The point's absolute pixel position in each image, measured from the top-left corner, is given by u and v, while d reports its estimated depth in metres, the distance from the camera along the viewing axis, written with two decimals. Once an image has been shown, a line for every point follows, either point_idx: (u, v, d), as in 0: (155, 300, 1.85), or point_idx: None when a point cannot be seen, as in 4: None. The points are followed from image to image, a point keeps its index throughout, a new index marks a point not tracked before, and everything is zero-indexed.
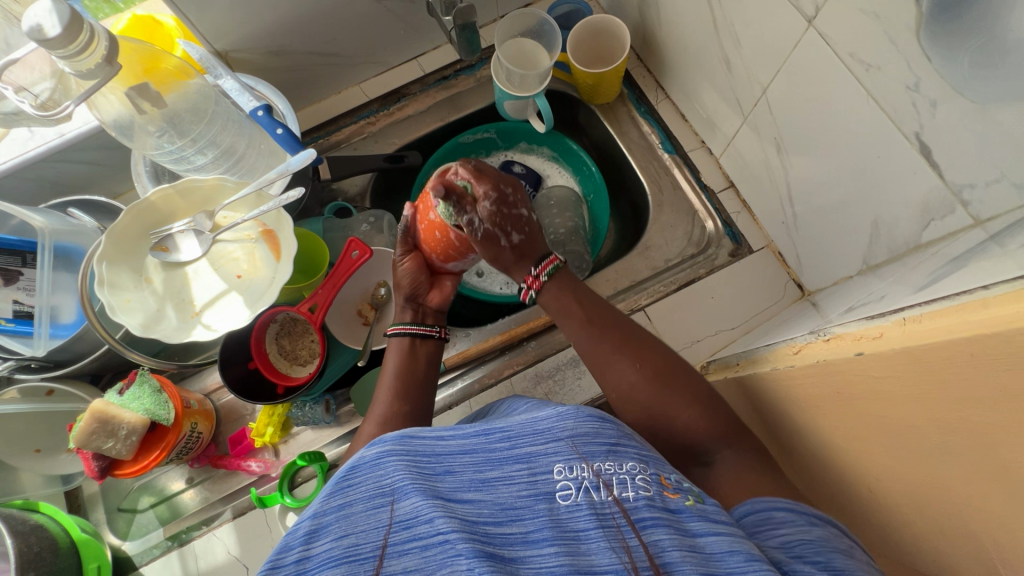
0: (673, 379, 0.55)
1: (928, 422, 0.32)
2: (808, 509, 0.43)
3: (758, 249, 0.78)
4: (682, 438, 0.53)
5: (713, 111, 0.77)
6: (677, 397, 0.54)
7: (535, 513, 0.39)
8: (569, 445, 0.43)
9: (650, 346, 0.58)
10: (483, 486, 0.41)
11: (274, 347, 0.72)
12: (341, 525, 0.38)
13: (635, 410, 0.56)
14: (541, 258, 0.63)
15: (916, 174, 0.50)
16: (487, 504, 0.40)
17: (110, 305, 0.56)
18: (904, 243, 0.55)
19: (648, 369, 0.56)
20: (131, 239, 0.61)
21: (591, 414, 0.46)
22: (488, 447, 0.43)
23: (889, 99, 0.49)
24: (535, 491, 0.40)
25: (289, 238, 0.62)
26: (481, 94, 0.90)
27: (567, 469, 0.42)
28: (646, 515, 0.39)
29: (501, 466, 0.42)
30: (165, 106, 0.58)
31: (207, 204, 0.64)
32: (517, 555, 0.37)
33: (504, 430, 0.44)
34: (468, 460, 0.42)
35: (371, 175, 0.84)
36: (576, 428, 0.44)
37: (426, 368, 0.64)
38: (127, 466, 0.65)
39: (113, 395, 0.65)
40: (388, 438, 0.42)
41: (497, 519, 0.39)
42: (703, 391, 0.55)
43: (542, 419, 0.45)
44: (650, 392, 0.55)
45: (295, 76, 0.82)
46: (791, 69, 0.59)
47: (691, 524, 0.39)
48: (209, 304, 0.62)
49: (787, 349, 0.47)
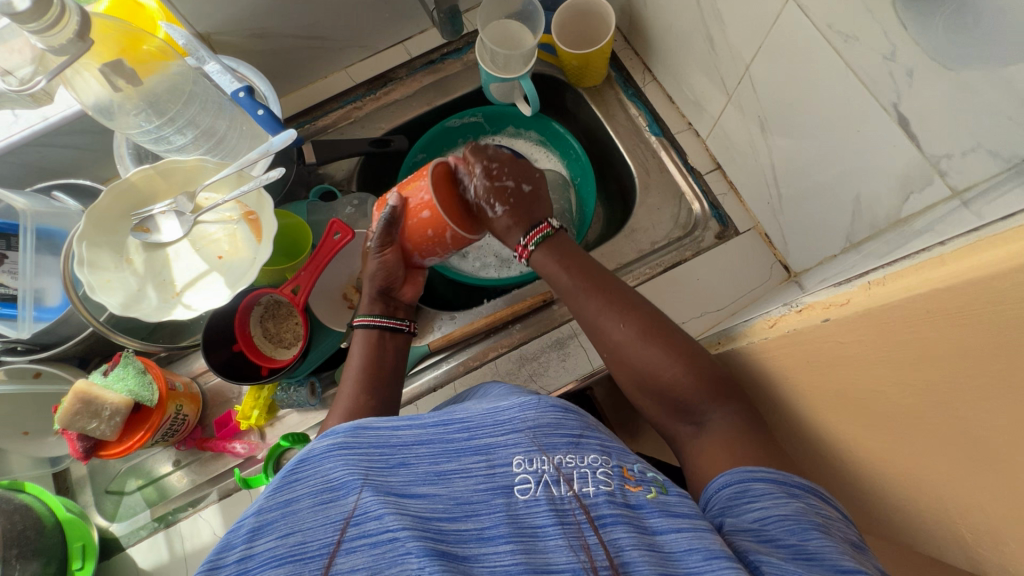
0: (661, 335, 0.54)
1: (892, 385, 0.32)
2: (792, 480, 0.42)
3: (745, 230, 0.77)
4: (672, 398, 0.52)
5: (699, 92, 0.77)
6: (663, 353, 0.53)
7: (491, 509, 0.39)
8: (529, 437, 0.44)
9: (639, 305, 0.58)
10: (438, 480, 0.40)
11: (258, 330, 0.72)
12: (287, 522, 0.37)
13: (626, 370, 0.55)
14: (531, 227, 0.63)
15: (896, 146, 0.49)
16: (443, 499, 0.39)
17: (89, 284, 0.57)
18: (885, 218, 0.54)
19: (638, 327, 0.55)
20: (112, 219, 0.61)
21: (553, 405, 0.47)
22: (445, 438, 0.43)
23: (867, 70, 0.48)
24: (492, 486, 0.40)
25: (269, 219, 0.62)
26: (467, 78, 0.89)
27: (525, 462, 0.42)
28: (606, 513, 0.39)
29: (458, 459, 0.42)
30: (141, 85, 0.58)
31: (187, 184, 0.64)
32: (472, 553, 0.36)
33: (463, 421, 0.44)
34: (424, 452, 0.42)
35: (356, 159, 0.84)
36: (537, 420, 0.45)
37: (393, 361, 0.64)
38: (111, 447, 0.66)
39: (97, 376, 0.65)
40: (341, 430, 0.42)
41: (451, 514, 0.38)
42: (689, 346, 0.54)
43: (501, 411, 0.46)
44: (640, 352, 0.54)
45: (280, 60, 0.81)
46: (772, 45, 0.58)
47: (653, 521, 0.39)
48: (189, 284, 0.62)
49: (762, 323, 0.47)
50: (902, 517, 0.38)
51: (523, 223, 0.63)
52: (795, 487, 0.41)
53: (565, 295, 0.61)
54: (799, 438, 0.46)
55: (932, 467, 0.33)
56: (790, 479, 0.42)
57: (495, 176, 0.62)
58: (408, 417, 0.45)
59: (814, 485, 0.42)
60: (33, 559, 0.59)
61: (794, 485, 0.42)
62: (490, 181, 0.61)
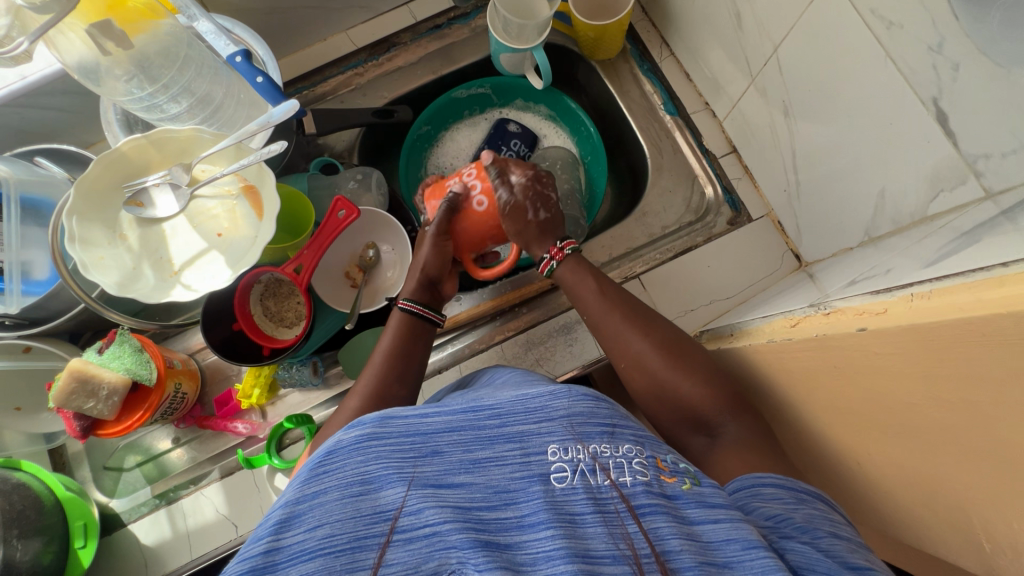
0: (679, 350, 0.58)
1: (924, 395, 0.32)
2: (799, 486, 0.45)
3: (757, 218, 0.76)
4: (689, 410, 0.54)
5: (719, 71, 0.74)
6: (683, 366, 0.56)
7: (529, 496, 0.40)
8: (564, 426, 0.44)
9: (657, 321, 0.61)
10: (473, 467, 0.41)
11: (258, 308, 0.70)
12: (316, 515, 0.37)
13: (644, 382, 0.58)
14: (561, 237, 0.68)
15: (928, 142, 0.47)
16: (480, 488, 0.40)
17: (82, 262, 0.53)
18: (909, 215, 0.52)
19: (656, 342, 0.59)
20: (102, 193, 0.58)
21: (585, 394, 0.47)
22: (478, 425, 0.43)
23: (907, 60, 0.46)
24: (528, 473, 0.41)
25: (270, 195, 0.59)
26: (475, 46, 0.86)
27: (561, 450, 0.43)
28: (644, 502, 0.40)
29: (492, 446, 0.42)
30: (132, 48, 0.53)
31: (183, 156, 0.60)
32: (513, 542, 0.37)
33: (494, 408, 0.45)
34: (456, 440, 0.42)
35: (358, 130, 0.81)
36: (572, 408, 0.46)
37: (417, 352, 0.63)
38: (109, 426, 0.64)
39: (92, 354, 0.63)
40: (368, 421, 0.42)
41: (490, 503, 0.39)
42: (704, 359, 0.57)
43: (532, 398, 0.46)
44: (659, 362, 0.57)
45: (277, 20, 0.76)
46: (805, 26, 0.56)
47: (689, 511, 0.40)
48: (188, 262, 0.59)
49: (784, 320, 0.47)
50: (921, 509, 0.39)
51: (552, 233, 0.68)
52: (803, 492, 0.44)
53: (587, 308, 0.64)
54: (818, 432, 0.47)
55: (964, 481, 0.33)
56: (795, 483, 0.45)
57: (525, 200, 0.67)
58: (435, 404, 0.46)
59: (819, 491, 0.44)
60: (34, 538, 0.58)
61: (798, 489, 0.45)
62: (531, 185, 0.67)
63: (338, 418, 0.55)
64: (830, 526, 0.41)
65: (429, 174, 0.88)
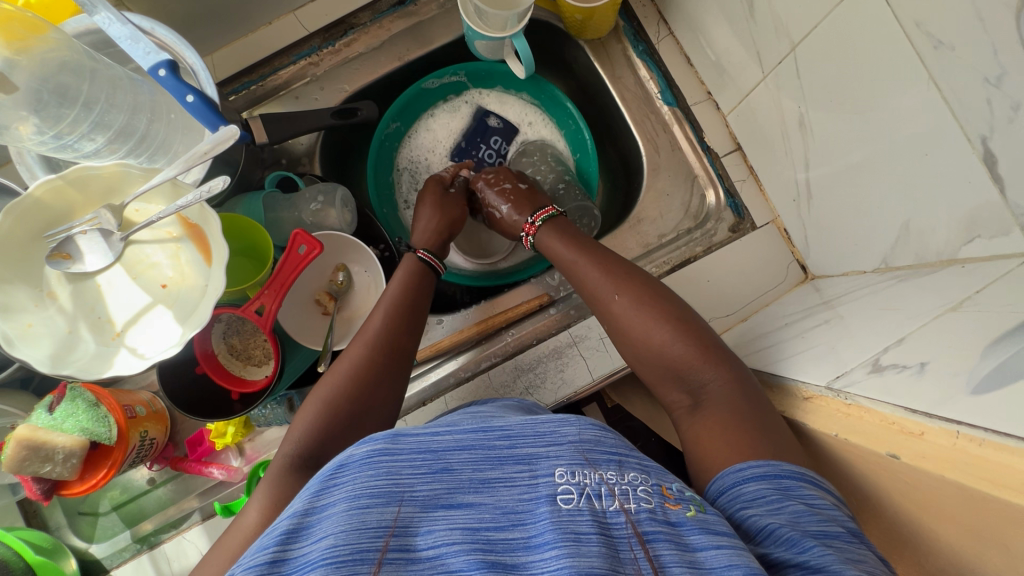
0: (653, 303, 0.56)
1: (984, 519, 0.30)
2: (781, 471, 0.41)
3: (762, 225, 0.68)
4: (669, 363, 0.53)
5: (726, 58, 0.65)
6: (656, 318, 0.55)
7: (536, 517, 0.38)
8: (574, 451, 0.42)
9: (631, 274, 0.59)
10: (482, 488, 0.39)
11: (222, 347, 0.64)
12: (324, 526, 0.35)
13: (624, 336, 0.56)
14: (536, 208, 0.68)
15: (971, 184, 0.41)
16: (489, 508, 0.38)
17: (5, 337, 0.46)
18: (936, 253, 0.47)
19: (632, 295, 0.57)
20: (19, 245, 0.49)
21: (591, 423, 0.45)
22: (488, 445, 0.41)
23: (955, 88, 0.40)
24: (535, 494, 0.39)
25: (217, 239, 0.51)
26: (446, 25, 0.75)
27: (568, 473, 0.40)
28: (650, 528, 0.38)
29: (502, 467, 0.40)
30: (16, 90, 0.45)
31: (110, 193, 0.52)
32: (519, 562, 0.35)
33: (503, 429, 0.43)
34: (467, 459, 0.40)
35: (318, 133, 0.72)
36: (580, 436, 0.43)
37: (420, 298, 0.63)
38: (73, 486, 0.60)
39: (42, 414, 0.58)
40: (379, 437, 0.40)
41: (498, 524, 0.37)
42: (685, 315, 0.55)
43: (542, 422, 0.44)
44: (634, 318, 0.56)
45: (209, 7, 0.65)
46: (834, 27, 0.48)
47: (693, 538, 0.38)
48: (131, 321, 0.53)
49: (797, 393, 0.46)
50: None
51: (529, 206, 0.69)
52: (791, 477, 0.41)
53: (565, 268, 0.63)
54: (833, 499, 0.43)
55: None
56: (780, 468, 0.42)
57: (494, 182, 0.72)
58: (445, 423, 0.44)
59: (804, 472, 0.41)
60: None
61: (784, 475, 0.41)
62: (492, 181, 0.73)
63: (341, 364, 0.56)
64: (822, 524, 0.38)
65: (400, 175, 0.79)
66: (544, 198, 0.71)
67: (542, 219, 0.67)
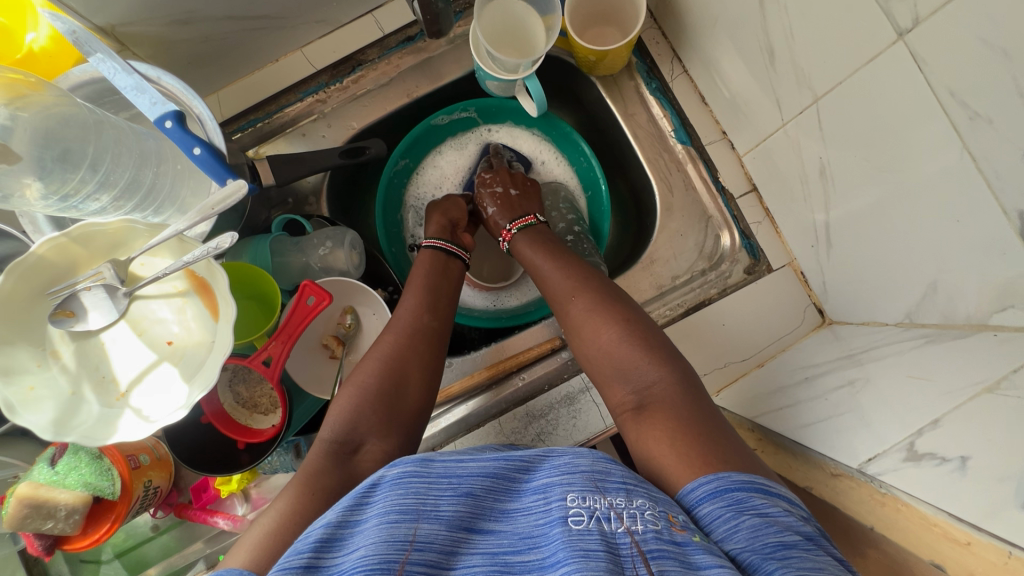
0: (607, 305, 0.56)
1: None
2: (730, 483, 0.39)
3: (779, 267, 0.67)
4: (614, 362, 0.53)
5: (742, 99, 0.63)
6: (605, 321, 0.55)
7: (551, 540, 0.35)
8: (586, 476, 0.39)
9: (598, 279, 0.60)
10: (503, 516, 0.38)
11: (229, 397, 0.63)
12: (362, 537, 0.34)
13: (578, 340, 0.57)
14: (516, 216, 0.69)
15: (1006, 255, 0.40)
16: (507, 534, 0.36)
17: (7, 404, 0.45)
18: (964, 318, 0.45)
19: (581, 299, 0.58)
20: (23, 305, 0.48)
21: (603, 453, 0.42)
22: (509, 476, 0.40)
23: (993, 160, 0.39)
24: (549, 518, 0.36)
25: (226, 298, 0.50)
26: (456, 60, 0.74)
27: (579, 497, 0.37)
28: (654, 547, 0.34)
29: (519, 497, 0.39)
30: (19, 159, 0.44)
31: (115, 248, 0.50)
32: None
33: (522, 459, 0.41)
34: (489, 485, 0.39)
35: (325, 174, 0.70)
36: (592, 463, 0.40)
37: (447, 304, 0.63)
38: (75, 540, 0.59)
39: (44, 468, 0.56)
40: (409, 459, 0.39)
41: (515, 548, 0.36)
42: (637, 317, 0.55)
43: (559, 452, 0.42)
44: (586, 321, 0.56)
45: (217, 47, 0.64)
46: (860, 83, 0.47)
47: (699, 557, 0.34)
48: (136, 380, 0.51)
49: (823, 468, 0.46)
50: None
51: (511, 212, 0.70)
52: (737, 487, 0.38)
53: (540, 276, 0.64)
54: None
55: None
56: (729, 479, 0.39)
57: (489, 181, 0.73)
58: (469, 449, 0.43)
59: (751, 477, 0.39)
60: None
61: (734, 485, 0.39)
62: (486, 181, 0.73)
63: (374, 349, 0.57)
64: (778, 535, 0.35)
65: (408, 213, 0.78)
66: (533, 205, 0.72)
67: (519, 227, 0.68)
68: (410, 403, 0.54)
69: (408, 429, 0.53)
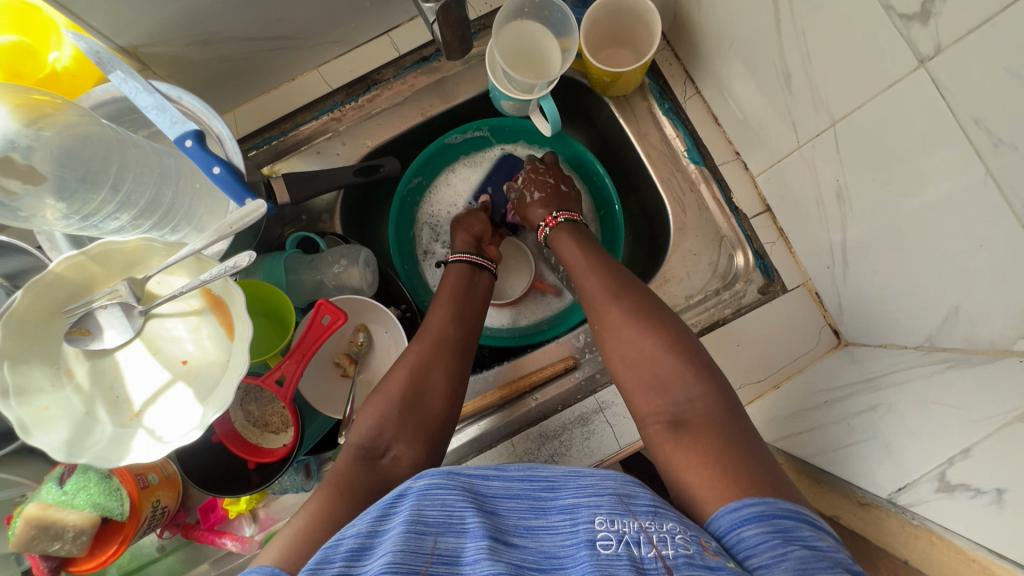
0: (643, 309, 0.56)
1: None
2: (776, 509, 0.38)
3: (793, 287, 0.66)
4: (650, 369, 0.52)
5: (756, 121, 0.64)
6: (641, 329, 0.54)
7: (577, 562, 0.34)
8: (614, 500, 0.38)
9: (635, 284, 0.59)
10: (527, 534, 0.36)
11: (239, 415, 0.62)
12: (388, 543, 0.34)
13: (608, 340, 0.56)
14: (561, 208, 0.70)
15: None
16: (531, 551, 0.35)
17: (21, 424, 0.44)
18: (987, 344, 0.45)
19: (618, 301, 0.57)
20: (39, 323, 0.48)
21: (629, 478, 0.41)
22: (533, 495, 0.39)
23: (1016, 186, 0.39)
24: (576, 539, 0.35)
25: (242, 315, 0.50)
26: (470, 80, 0.75)
27: (607, 520, 0.36)
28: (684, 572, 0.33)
29: (545, 517, 0.38)
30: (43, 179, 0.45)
31: (132, 267, 0.50)
32: None
33: (548, 479, 0.41)
34: (514, 506, 0.38)
35: (338, 193, 0.71)
36: (619, 488, 0.39)
37: (473, 323, 0.62)
38: (82, 562, 0.58)
39: (53, 487, 0.56)
40: (436, 473, 0.39)
41: (540, 567, 0.34)
42: (672, 322, 0.55)
43: (586, 475, 0.41)
44: (624, 320, 0.56)
45: (235, 66, 0.64)
46: (878, 107, 0.47)
47: None
48: (150, 400, 0.51)
49: (850, 497, 0.46)
50: None
51: (553, 206, 0.70)
52: (784, 515, 0.38)
53: (575, 275, 0.64)
54: None
55: None
56: (774, 505, 0.39)
57: (539, 172, 0.73)
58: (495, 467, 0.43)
59: (798, 507, 0.38)
60: None
61: (779, 512, 0.38)
62: (535, 171, 0.73)
63: (406, 354, 0.56)
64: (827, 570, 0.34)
65: (422, 230, 0.79)
66: (572, 203, 0.73)
67: (565, 218, 0.68)
68: (434, 413, 0.53)
69: (435, 438, 0.53)
